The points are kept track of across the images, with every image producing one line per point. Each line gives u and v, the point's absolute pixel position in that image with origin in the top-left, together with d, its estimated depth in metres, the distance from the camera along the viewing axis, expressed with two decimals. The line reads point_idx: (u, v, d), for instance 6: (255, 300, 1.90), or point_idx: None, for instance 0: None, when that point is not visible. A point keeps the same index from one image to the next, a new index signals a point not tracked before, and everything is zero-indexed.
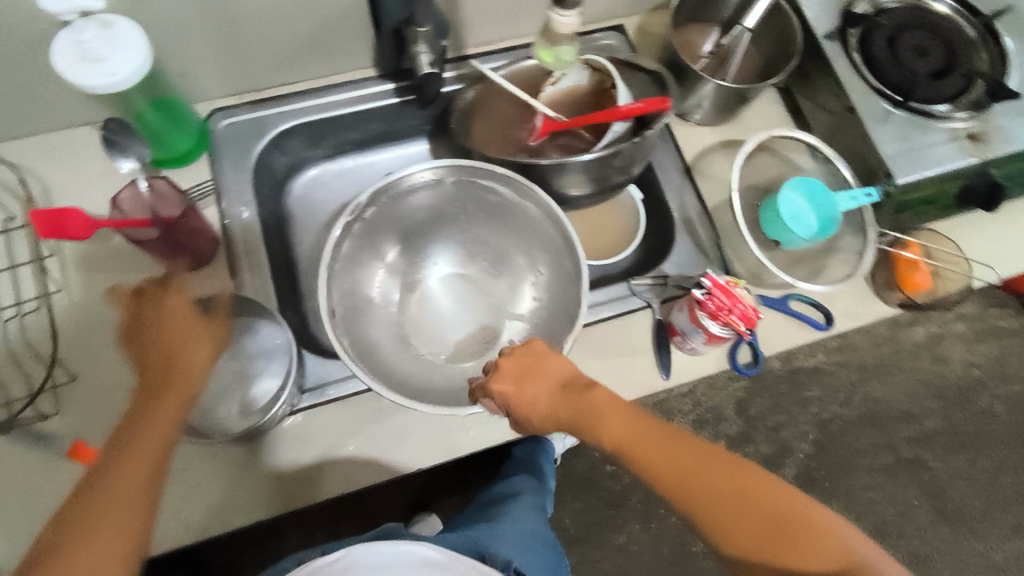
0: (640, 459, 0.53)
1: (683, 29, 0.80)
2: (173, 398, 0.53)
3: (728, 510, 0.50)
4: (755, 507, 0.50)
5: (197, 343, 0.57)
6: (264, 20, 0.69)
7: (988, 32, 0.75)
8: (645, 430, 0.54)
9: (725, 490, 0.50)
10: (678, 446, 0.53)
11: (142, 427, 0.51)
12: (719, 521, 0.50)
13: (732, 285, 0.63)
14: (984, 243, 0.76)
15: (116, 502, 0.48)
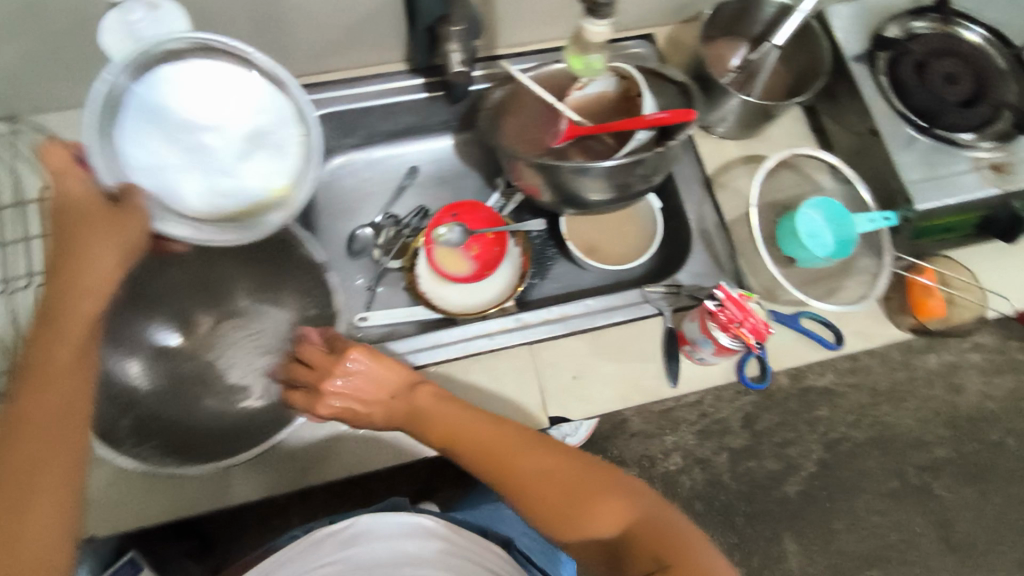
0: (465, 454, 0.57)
1: (713, 42, 0.81)
2: (89, 303, 0.48)
3: (538, 487, 0.53)
4: (565, 484, 0.53)
5: (119, 244, 0.50)
6: (305, 10, 0.71)
7: (1018, 65, 0.76)
8: (469, 426, 0.58)
9: (538, 475, 0.54)
10: (500, 439, 0.56)
11: (52, 349, 0.46)
12: (531, 499, 0.53)
13: (744, 299, 0.63)
14: (1002, 274, 0.76)
15: (47, 455, 0.43)
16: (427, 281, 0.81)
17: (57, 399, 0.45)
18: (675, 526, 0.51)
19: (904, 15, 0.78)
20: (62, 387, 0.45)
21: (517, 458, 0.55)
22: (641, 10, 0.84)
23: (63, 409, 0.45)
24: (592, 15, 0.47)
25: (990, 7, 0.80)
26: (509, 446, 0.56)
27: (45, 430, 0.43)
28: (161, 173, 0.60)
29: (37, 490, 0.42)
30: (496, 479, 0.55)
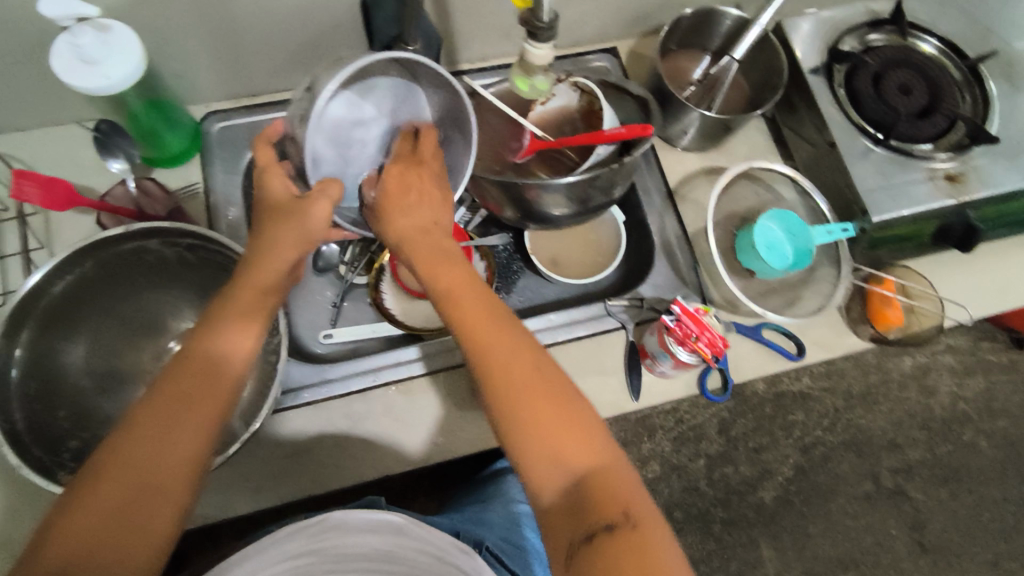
0: (447, 298, 0.51)
1: (673, 56, 0.81)
2: (261, 298, 0.50)
3: (528, 405, 0.46)
4: (552, 414, 0.46)
5: (302, 240, 0.51)
6: (264, 29, 0.71)
7: (973, 75, 0.78)
8: (469, 282, 0.52)
9: (509, 365, 0.47)
10: (493, 315, 0.50)
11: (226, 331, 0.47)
12: (505, 414, 0.46)
13: (701, 313, 0.64)
14: (959, 283, 0.77)
15: (184, 421, 0.43)
16: (390, 296, 0.80)
17: (196, 380, 0.45)
18: (644, 506, 0.44)
19: (861, 27, 0.79)
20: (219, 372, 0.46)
21: (505, 358, 0.47)
22: (603, 23, 0.84)
23: (210, 393, 0.45)
24: (532, 38, 0.48)
25: (944, 19, 0.81)
26: (502, 334, 0.49)
27: (182, 402, 0.43)
28: (318, 168, 0.54)
29: (168, 454, 0.42)
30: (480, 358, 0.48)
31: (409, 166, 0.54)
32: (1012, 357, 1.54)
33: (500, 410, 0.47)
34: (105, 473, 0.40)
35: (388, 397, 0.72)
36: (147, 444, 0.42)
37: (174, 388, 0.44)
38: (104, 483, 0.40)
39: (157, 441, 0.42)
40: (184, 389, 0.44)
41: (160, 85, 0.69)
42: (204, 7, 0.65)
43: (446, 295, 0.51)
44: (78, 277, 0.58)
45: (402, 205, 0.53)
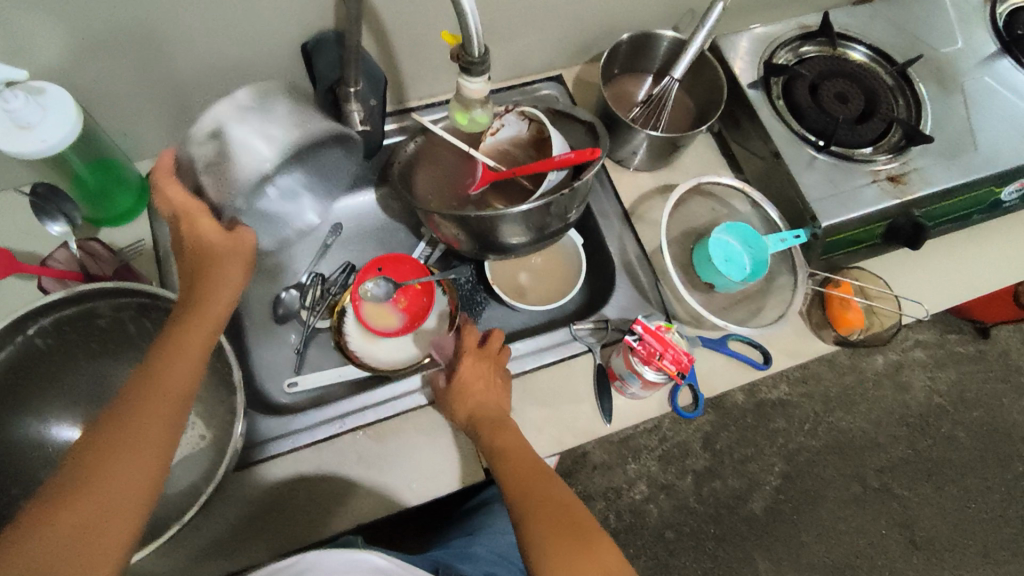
0: (501, 452, 0.61)
1: (616, 80, 0.83)
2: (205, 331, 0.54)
3: (554, 538, 0.51)
4: (587, 555, 0.50)
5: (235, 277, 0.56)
6: (206, 83, 0.71)
7: (903, 78, 0.81)
8: (518, 446, 0.61)
9: (549, 503, 0.54)
10: (534, 467, 0.59)
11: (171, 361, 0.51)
12: (541, 546, 0.50)
13: (664, 331, 0.64)
14: (914, 280, 0.79)
15: (141, 443, 0.46)
16: (356, 340, 0.78)
17: (152, 410, 0.48)
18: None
19: (793, 41, 0.82)
20: (168, 401, 0.49)
21: (551, 498, 0.55)
22: (547, 54, 0.86)
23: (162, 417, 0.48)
24: (466, 73, 0.47)
25: (872, 29, 0.85)
26: (540, 480, 0.57)
27: (132, 443, 0.46)
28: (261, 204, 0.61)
29: (133, 478, 0.45)
30: (538, 499, 0.55)
31: (469, 360, 0.68)
32: (980, 347, 1.57)
33: (541, 542, 0.51)
34: (71, 504, 0.42)
35: (358, 444, 0.70)
36: (110, 468, 0.44)
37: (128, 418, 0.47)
38: (71, 506, 0.42)
39: (124, 460, 0.45)
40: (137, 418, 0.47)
41: (103, 144, 0.68)
42: (143, 64, 0.65)
43: (507, 454, 0.60)
44: (26, 346, 0.55)
45: (468, 371, 0.67)
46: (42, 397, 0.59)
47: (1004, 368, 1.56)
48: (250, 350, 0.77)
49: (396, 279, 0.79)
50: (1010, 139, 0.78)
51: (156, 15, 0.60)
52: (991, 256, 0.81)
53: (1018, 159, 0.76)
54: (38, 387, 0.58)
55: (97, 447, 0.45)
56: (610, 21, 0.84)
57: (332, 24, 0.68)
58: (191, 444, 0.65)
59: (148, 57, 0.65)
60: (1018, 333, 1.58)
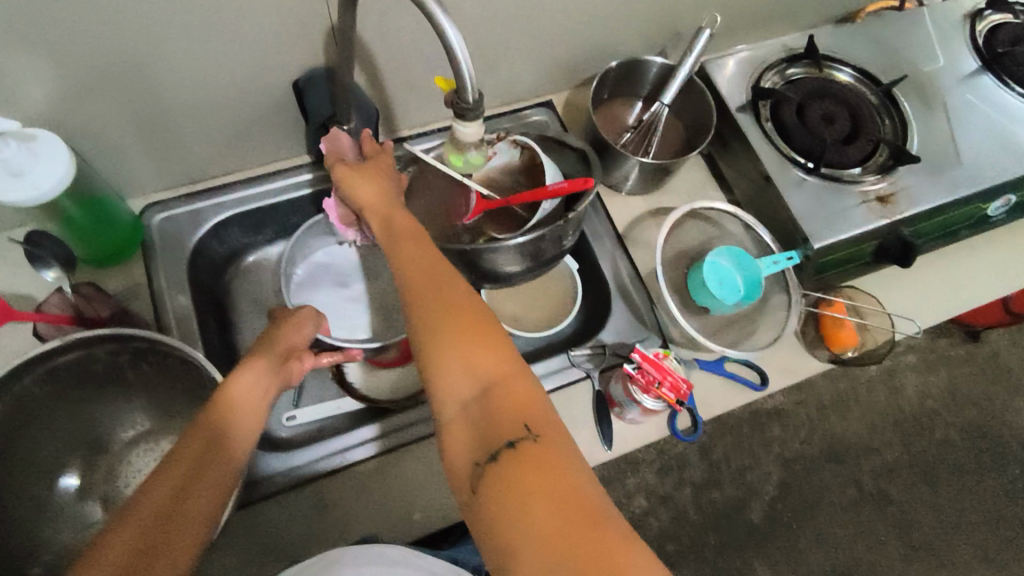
0: (405, 268, 0.50)
1: (606, 105, 0.84)
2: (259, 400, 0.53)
3: (450, 356, 0.45)
4: (479, 353, 0.45)
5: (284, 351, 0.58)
6: (197, 121, 0.71)
7: (888, 99, 0.82)
8: (417, 246, 0.51)
9: (440, 330, 0.46)
10: (433, 262, 0.50)
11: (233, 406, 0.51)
12: (437, 346, 0.45)
13: (661, 358, 0.65)
14: (905, 297, 0.80)
15: (201, 477, 0.45)
16: (352, 368, 0.79)
17: (203, 472, 0.46)
18: (558, 432, 0.43)
19: (779, 63, 0.83)
20: (233, 446, 0.48)
21: (440, 296, 0.48)
22: (536, 80, 0.87)
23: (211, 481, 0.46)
24: (459, 119, 0.48)
25: (855, 49, 0.86)
26: (436, 286, 0.48)
27: (195, 475, 0.45)
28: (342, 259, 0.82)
29: (185, 512, 0.43)
30: (431, 304, 0.47)
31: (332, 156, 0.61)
32: (970, 350, 1.59)
33: (433, 326, 0.46)
34: (124, 531, 0.41)
35: (358, 477, 0.69)
36: (163, 500, 0.43)
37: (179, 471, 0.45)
38: (122, 535, 0.40)
39: (178, 492, 0.44)
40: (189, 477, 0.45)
41: (95, 184, 0.68)
42: (135, 102, 0.65)
43: (399, 255, 0.51)
44: (22, 395, 0.55)
45: (364, 190, 0.58)
46: (38, 445, 0.58)
47: (994, 369, 1.58)
48: None
49: None
50: (993, 156, 0.79)
51: (147, 55, 0.61)
52: (978, 271, 0.82)
53: (1001, 176, 0.78)
54: (36, 436, 0.58)
55: (157, 483, 0.44)
56: (597, 47, 0.84)
57: (323, 60, 0.69)
58: None
59: (140, 95, 0.65)
60: (1007, 335, 1.60)
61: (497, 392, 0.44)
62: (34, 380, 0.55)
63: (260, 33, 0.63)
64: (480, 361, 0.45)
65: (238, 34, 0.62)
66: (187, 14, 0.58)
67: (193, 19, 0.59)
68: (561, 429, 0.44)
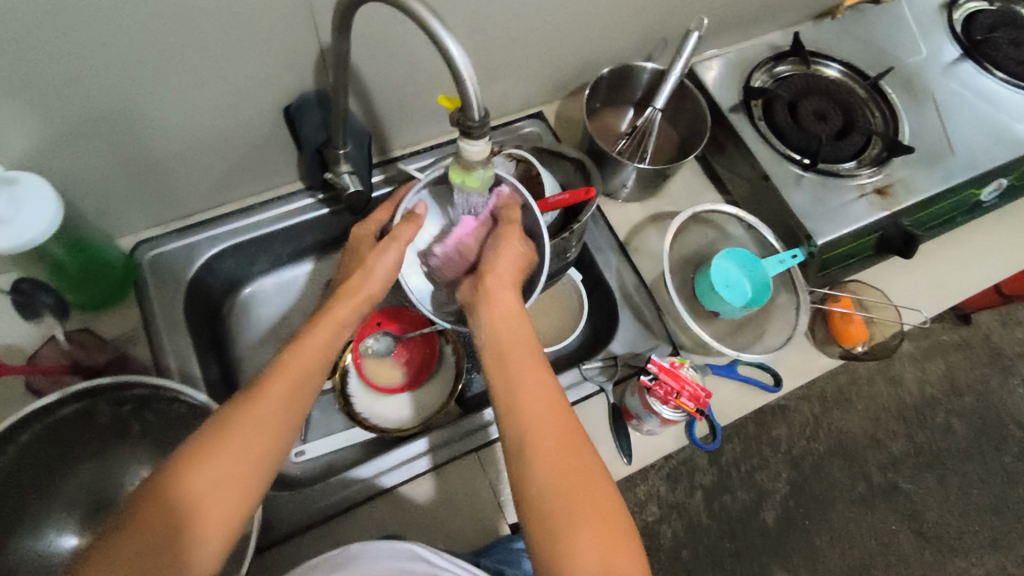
0: (516, 385, 0.50)
1: (599, 113, 0.84)
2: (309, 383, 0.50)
3: (564, 495, 0.45)
4: (581, 520, 0.44)
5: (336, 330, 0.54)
6: (186, 155, 0.69)
7: (876, 91, 0.83)
8: (533, 357, 0.52)
9: (561, 459, 0.47)
10: (546, 393, 0.50)
11: (283, 378, 0.48)
12: (547, 509, 0.45)
13: (678, 367, 0.64)
14: (910, 287, 0.80)
15: (224, 461, 0.43)
16: (360, 400, 0.76)
17: (235, 466, 0.44)
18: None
19: (768, 62, 0.83)
20: (275, 427, 0.46)
21: (547, 443, 0.47)
22: (527, 93, 0.86)
23: (241, 475, 0.44)
24: (465, 137, 0.46)
25: (840, 45, 0.87)
26: (546, 422, 0.48)
27: (227, 460, 0.43)
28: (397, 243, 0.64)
29: (211, 507, 0.42)
30: (530, 412, 0.48)
31: (368, 231, 0.61)
32: (963, 334, 1.60)
33: (538, 436, 0.47)
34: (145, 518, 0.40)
35: (375, 510, 0.67)
36: (200, 485, 0.42)
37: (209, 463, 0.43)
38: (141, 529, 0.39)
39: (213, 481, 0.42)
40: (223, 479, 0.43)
41: (83, 226, 0.65)
42: (122, 140, 0.63)
43: (496, 360, 0.52)
44: (20, 454, 0.52)
45: (513, 254, 0.56)
46: (39, 506, 0.55)
47: (989, 352, 1.59)
48: None
49: (396, 333, 0.80)
50: (983, 142, 0.80)
51: (133, 92, 0.59)
52: (977, 256, 0.83)
53: (993, 161, 0.78)
54: (38, 493, 0.55)
55: (190, 466, 0.42)
56: (586, 58, 0.84)
57: (313, 86, 0.67)
58: None
59: (127, 132, 0.63)
60: (998, 317, 1.63)
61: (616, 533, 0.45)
62: (33, 436, 0.52)
63: (249, 62, 0.61)
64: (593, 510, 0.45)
65: (226, 65, 0.61)
66: (175, 47, 0.57)
67: (180, 52, 0.57)
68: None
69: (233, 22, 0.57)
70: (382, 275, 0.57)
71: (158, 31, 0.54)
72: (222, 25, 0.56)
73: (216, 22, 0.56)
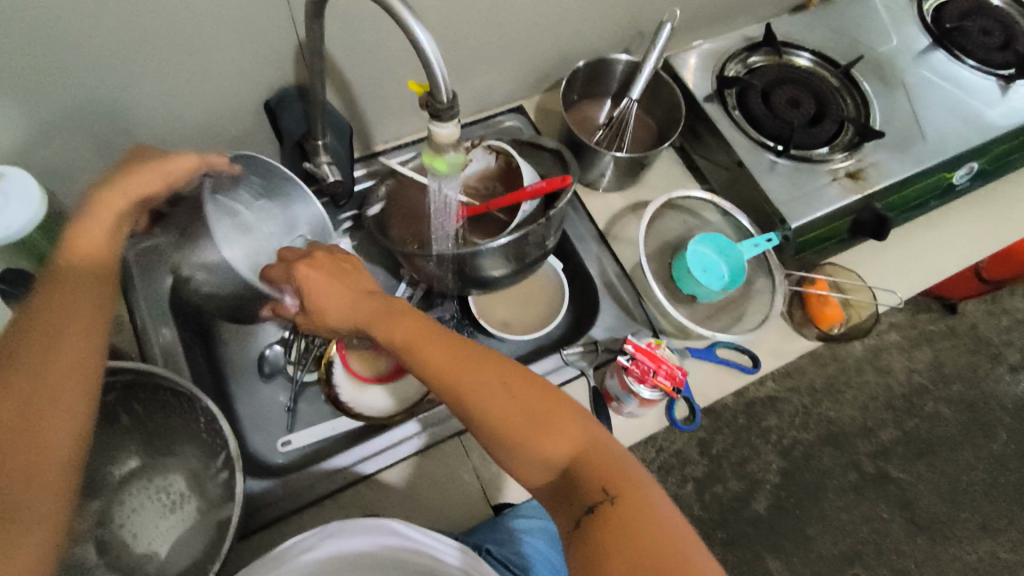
0: (419, 358, 0.52)
1: (577, 105, 0.85)
2: (86, 341, 0.46)
3: (507, 414, 0.48)
4: (548, 428, 0.47)
5: (80, 287, 0.49)
6: (171, 148, 0.70)
7: (848, 79, 0.84)
8: (422, 330, 0.53)
9: (479, 389, 0.49)
10: (452, 347, 0.51)
11: (54, 307, 0.47)
12: (512, 438, 0.47)
13: (654, 348, 0.66)
14: (886, 271, 0.81)
15: (24, 395, 0.42)
16: (346, 389, 0.76)
17: (32, 456, 0.41)
18: (642, 488, 0.46)
19: (741, 53, 0.85)
20: (67, 342, 0.45)
21: (484, 381, 0.49)
22: (507, 87, 0.88)
23: (56, 434, 0.42)
24: (435, 120, 0.47)
25: (812, 35, 0.89)
26: (470, 366, 0.50)
27: (36, 396, 0.42)
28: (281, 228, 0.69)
29: (38, 438, 0.41)
30: (444, 369, 0.50)
31: (327, 260, 0.59)
32: (950, 324, 1.62)
33: (464, 385, 0.49)
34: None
35: (361, 493, 0.68)
36: (16, 424, 0.41)
37: (8, 466, 0.40)
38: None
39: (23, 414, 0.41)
40: (25, 469, 0.40)
41: (69, 221, 0.67)
42: (105, 135, 0.65)
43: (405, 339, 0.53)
44: None
45: (327, 287, 0.57)
46: None
47: (975, 341, 1.61)
48: (240, 412, 0.76)
49: None
50: (954, 126, 0.81)
51: (113, 85, 0.60)
52: (952, 239, 0.84)
53: (964, 144, 0.80)
54: None
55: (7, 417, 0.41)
56: (564, 51, 0.86)
57: (293, 80, 0.69)
58: (182, 515, 0.63)
59: (110, 127, 0.64)
60: (984, 306, 1.64)
61: (569, 439, 0.48)
62: None
63: (229, 57, 0.63)
64: (542, 428, 0.47)
65: (206, 59, 0.62)
66: (154, 41, 0.58)
67: (159, 47, 0.59)
68: (636, 466, 0.47)
69: (210, 16, 0.58)
70: (100, 240, 0.53)
71: (137, 26, 0.56)
72: (200, 19, 0.58)
73: (194, 16, 0.57)
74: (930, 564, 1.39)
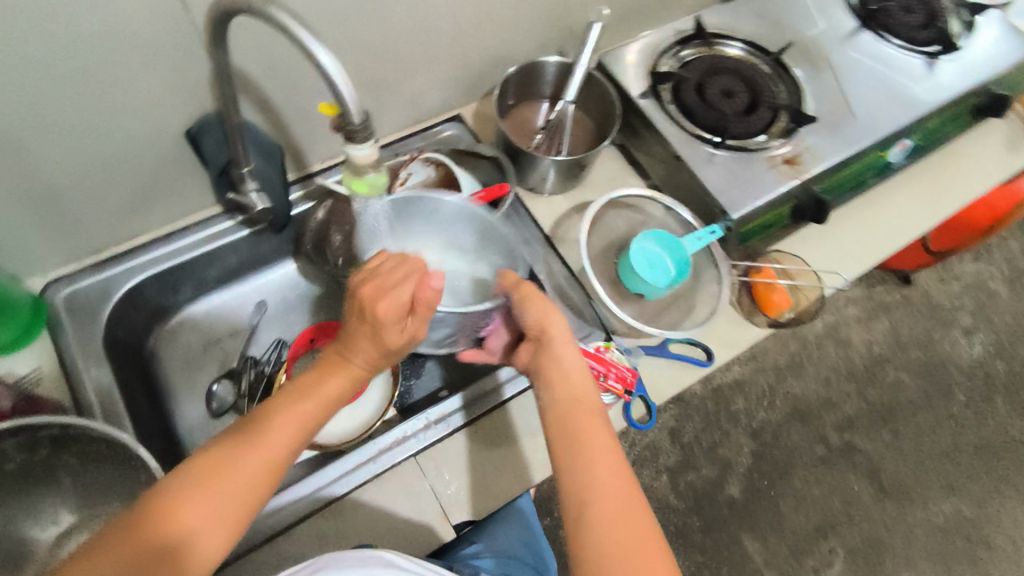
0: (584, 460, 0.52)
1: (514, 109, 0.84)
2: (293, 441, 0.50)
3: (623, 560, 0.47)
4: None
5: (330, 397, 0.53)
6: (89, 186, 0.67)
7: (779, 66, 0.85)
8: (609, 457, 0.53)
9: (621, 521, 0.49)
10: (618, 476, 0.51)
11: (300, 399, 0.51)
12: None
13: (602, 352, 0.70)
14: (829, 253, 0.83)
15: (234, 478, 0.46)
16: None
17: (236, 509, 0.46)
18: None
19: (673, 47, 0.85)
20: (286, 439, 0.50)
21: (623, 523, 0.49)
22: (442, 96, 0.86)
23: (228, 518, 0.46)
24: (351, 142, 0.46)
25: (741, 23, 0.89)
26: (618, 501, 0.50)
27: (241, 484, 0.47)
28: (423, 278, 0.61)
29: (218, 520, 0.45)
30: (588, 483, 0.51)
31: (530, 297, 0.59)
32: (904, 292, 1.66)
33: (600, 506, 0.50)
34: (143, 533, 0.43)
35: (319, 526, 0.66)
36: (208, 502, 0.45)
37: (210, 492, 0.45)
38: (131, 542, 0.42)
39: (229, 501, 0.46)
40: (169, 541, 0.43)
41: None
42: (14, 178, 0.61)
43: (598, 498, 0.50)
44: None
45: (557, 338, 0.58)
46: None
47: (929, 307, 1.65)
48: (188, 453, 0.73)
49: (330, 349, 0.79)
50: (884, 104, 0.82)
51: (14, 125, 0.57)
52: (890, 216, 0.86)
53: (896, 122, 0.81)
54: None
55: (203, 477, 0.46)
56: (496, 55, 0.85)
57: (213, 105, 0.66)
58: None
59: (17, 171, 0.61)
60: (935, 273, 1.68)
61: None
62: None
63: (138, 87, 0.60)
64: None
65: (114, 90, 0.59)
66: (53, 75, 0.55)
67: (61, 85, 0.56)
68: None
69: (110, 44, 0.55)
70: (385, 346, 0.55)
71: (28, 59, 0.52)
72: (100, 47, 0.55)
73: (91, 44, 0.54)
74: (900, 531, 1.42)
